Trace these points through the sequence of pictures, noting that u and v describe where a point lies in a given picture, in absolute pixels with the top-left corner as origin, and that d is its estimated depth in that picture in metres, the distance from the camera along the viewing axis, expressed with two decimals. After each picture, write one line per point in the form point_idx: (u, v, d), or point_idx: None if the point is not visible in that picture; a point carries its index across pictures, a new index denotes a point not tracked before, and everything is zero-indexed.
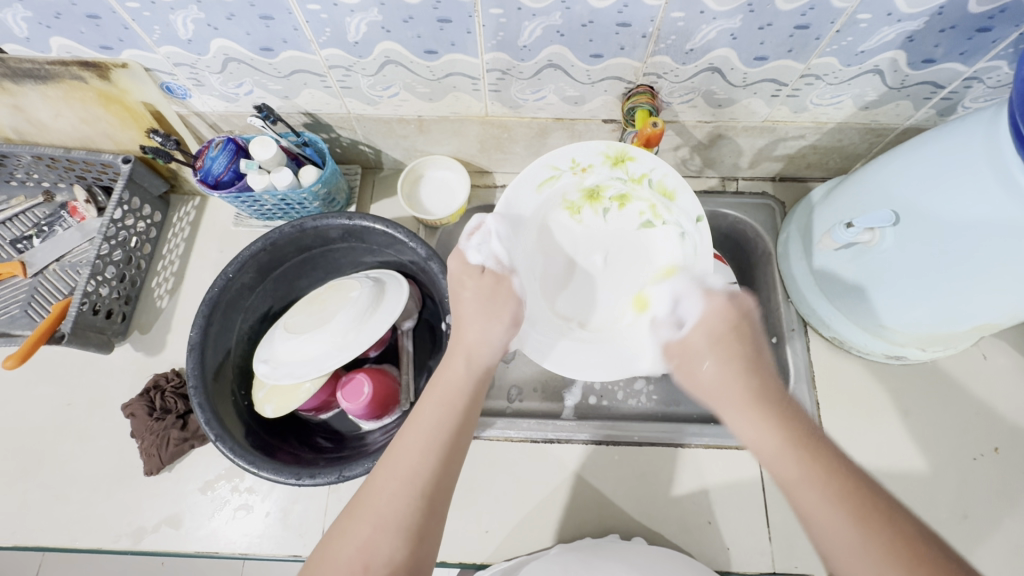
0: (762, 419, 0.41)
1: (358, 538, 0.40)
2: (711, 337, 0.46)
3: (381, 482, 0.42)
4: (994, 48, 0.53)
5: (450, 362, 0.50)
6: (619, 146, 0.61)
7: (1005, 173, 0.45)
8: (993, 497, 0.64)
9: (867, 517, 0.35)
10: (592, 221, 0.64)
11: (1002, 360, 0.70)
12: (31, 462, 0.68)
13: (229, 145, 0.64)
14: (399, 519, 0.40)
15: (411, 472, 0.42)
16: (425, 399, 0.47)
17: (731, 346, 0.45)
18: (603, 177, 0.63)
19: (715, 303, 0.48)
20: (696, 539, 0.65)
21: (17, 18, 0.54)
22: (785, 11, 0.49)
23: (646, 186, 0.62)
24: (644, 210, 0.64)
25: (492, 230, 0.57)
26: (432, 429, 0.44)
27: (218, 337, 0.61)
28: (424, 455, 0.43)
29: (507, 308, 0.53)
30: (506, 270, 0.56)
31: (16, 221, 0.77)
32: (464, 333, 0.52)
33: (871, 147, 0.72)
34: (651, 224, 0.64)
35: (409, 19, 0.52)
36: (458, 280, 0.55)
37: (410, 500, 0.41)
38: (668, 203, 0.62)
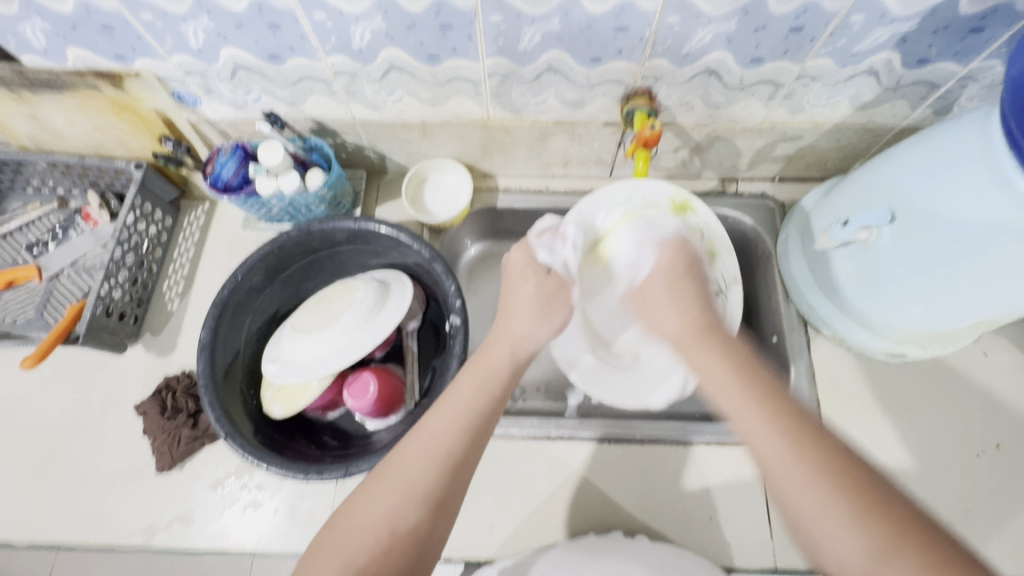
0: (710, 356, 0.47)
1: (385, 504, 0.41)
2: (667, 282, 0.55)
3: (412, 452, 0.43)
4: (987, 48, 0.54)
5: (493, 348, 0.51)
6: (687, 196, 0.68)
7: (1001, 174, 0.46)
8: (996, 493, 0.64)
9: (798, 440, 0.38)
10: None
11: (1004, 357, 0.70)
12: (46, 461, 0.70)
13: (238, 151, 0.67)
14: (427, 490, 0.41)
15: (443, 448, 0.43)
16: (461, 379, 0.48)
17: (685, 287, 0.54)
18: (663, 218, 0.68)
19: (666, 253, 0.59)
20: (698, 535, 0.65)
21: (36, 30, 0.56)
22: (779, 14, 0.50)
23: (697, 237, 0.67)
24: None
25: (565, 236, 0.63)
26: (466, 410, 0.46)
27: (228, 338, 0.63)
28: (459, 435, 0.44)
29: (561, 313, 0.57)
30: (569, 277, 0.60)
31: (32, 226, 0.79)
32: (512, 323, 0.54)
33: (870, 147, 0.73)
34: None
35: (412, 27, 0.54)
36: (523, 273, 0.57)
37: (438, 473, 0.42)
38: (712, 258, 0.66)
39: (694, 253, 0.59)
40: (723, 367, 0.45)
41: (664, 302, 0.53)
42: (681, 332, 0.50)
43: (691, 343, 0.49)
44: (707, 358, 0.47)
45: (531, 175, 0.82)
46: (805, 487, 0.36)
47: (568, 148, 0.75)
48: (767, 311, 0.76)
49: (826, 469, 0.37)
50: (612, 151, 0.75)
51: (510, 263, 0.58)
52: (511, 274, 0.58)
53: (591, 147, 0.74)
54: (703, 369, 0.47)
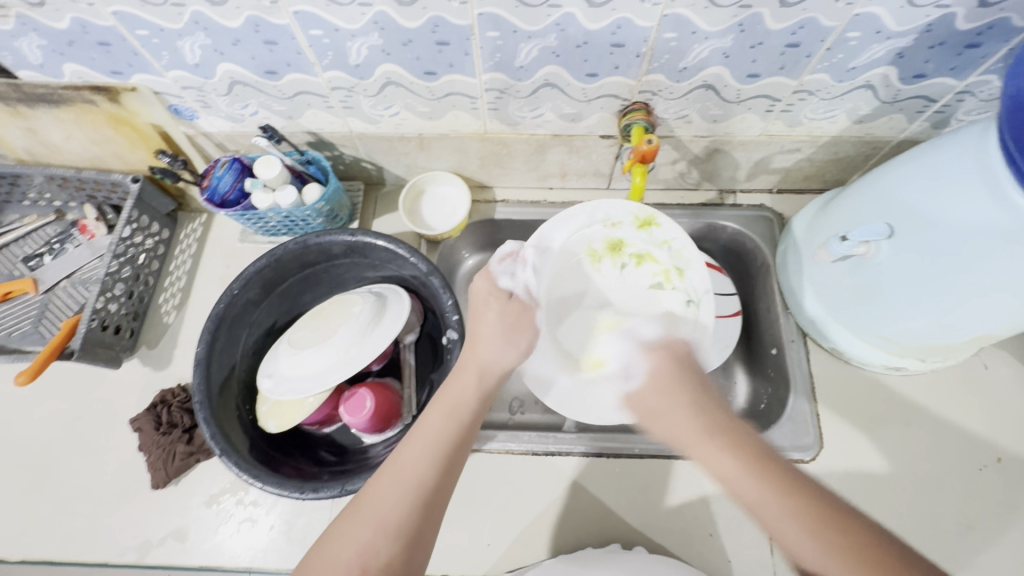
0: (715, 446, 0.44)
1: (358, 542, 0.41)
2: (661, 387, 0.51)
3: (384, 488, 0.43)
4: (984, 63, 0.54)
5: (460, 376, 0.51)
6: (648, 211, 0.68)
7: (999, 190, 0.46)
8: (998, 508, 0.64)
9: (816, 526, 0.38)
10: (609, 271, 0.70)
11: (1004, 370, 0.70)
12: (41, 476, 0.69)
13: (235, 165, 0.66)
14: (400, 522, 0.42)
15: (415, 482, 0.43)
16: (431, 409, 0.49)
17: (679, 391, 0.50)
18: (629, 234, 0.69)
19: (655, 356, 0.56)
20: (698, 551, 0.64)
21: (32, 46, 0.56)
22: (775, 30, 0.50)
23: (666, 252, 0.68)
24: (659, 272, 0.69)
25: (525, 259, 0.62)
26: (436, 438, 0.46)
27: (224, 352, 0.63)
28: (431, 467, 0.44)
29: (524, 336, 0.57)
30: (530, 300, 0.60)
31: (28, 239, 0.79)
32: (478, 348, 0.54)
33: (868, 159, 0.73)
34: (661, 286, 0.68)
35: (409, 43, 0.54)
36: (484, 300, 0.57)
37: (410, 507, 0.42)
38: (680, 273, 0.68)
39: (679, 355, 0.55)
40: (723, 454, 0.44)
41: (659, 421, 0.50)
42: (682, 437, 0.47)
43: (695, 438, 0.46)
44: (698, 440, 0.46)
45: (529, 187, 0.82)
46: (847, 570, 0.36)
47: (566, 160, 0.75)
48: (766, 323, 0.76)
49: (832, 529, 0.38)
50: (609, 163, 0.75)
51: (473, 291, 0.59)
52: (475, 301, 0.58)
53: (588, 160, 0.74)
54: (707, 462, 0.44)
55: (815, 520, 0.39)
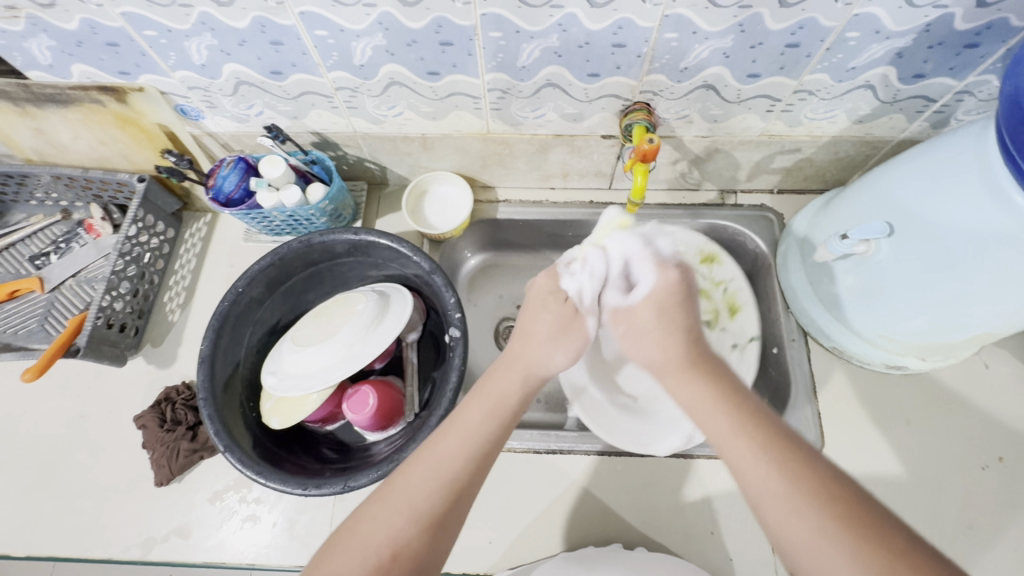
0: (692, 382, 0.46)
1: (390, 525, 0.40)
2: (659, 308, 0.51)
3: (416, 477, 0.43)
4: (982, 63, 0.54)
5: (506, 372, 0.51)
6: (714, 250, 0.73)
7: (997, 188, 0.46)
8: (999, 507, 0.64)
9: (785, 462, 0.38)
10: None
11: (1005, 369, 0.70)
12: (46, 472, 0.70)
13: (240, 164, 0.67)
14: (430, 513, 0.41)
15: (449, 478, 0.43)
16: (471, 402, 0.48)
17: (675, 314, 0.51)
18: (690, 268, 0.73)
19: (664, 277, 0.53)
20: (700, 549, 0.65)
21: (42, 47, 0.57)
22: (775, 30, 0.51)
23: (720, 291, 0.73)
24: (710, 310, 0.73)
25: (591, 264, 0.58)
26: (474, 436, 0.46)
27: (228, 350, 0.63)
28: (466, 461, 0.44)
29: (577, 343, 0.54)
30: (587, 307, 0.56)
31: (35, 238, 0.80)
32: (527, 351, 0.53)
33: (868, 159, 0.73)
34: (712, 324, 0.72)
35: (413, 43, 0.54)
36: (543, 300, 0.56)
37: (442, 497, 0.42)
38: (732, 313, 0.72)
39: (677, 287, 0.52)
40: (698, 385, 0.45)
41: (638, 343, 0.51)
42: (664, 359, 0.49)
43: (674, 371, 0.47)
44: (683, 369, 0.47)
45: (531, 187, 0.82)
46: (810, 506, 0.35)
47: (568, 160, 0.75)
48: (767, 323, 0.76)
49: (803, 471, 0.37)
50: (611, 163, 0.75)
51: (533, 289, 0.58)
52: (534, 299, 0.57)
53: (590, 160, 0.75)
54: (687, 399, 0.45)
55: (787, 460, 0.38)
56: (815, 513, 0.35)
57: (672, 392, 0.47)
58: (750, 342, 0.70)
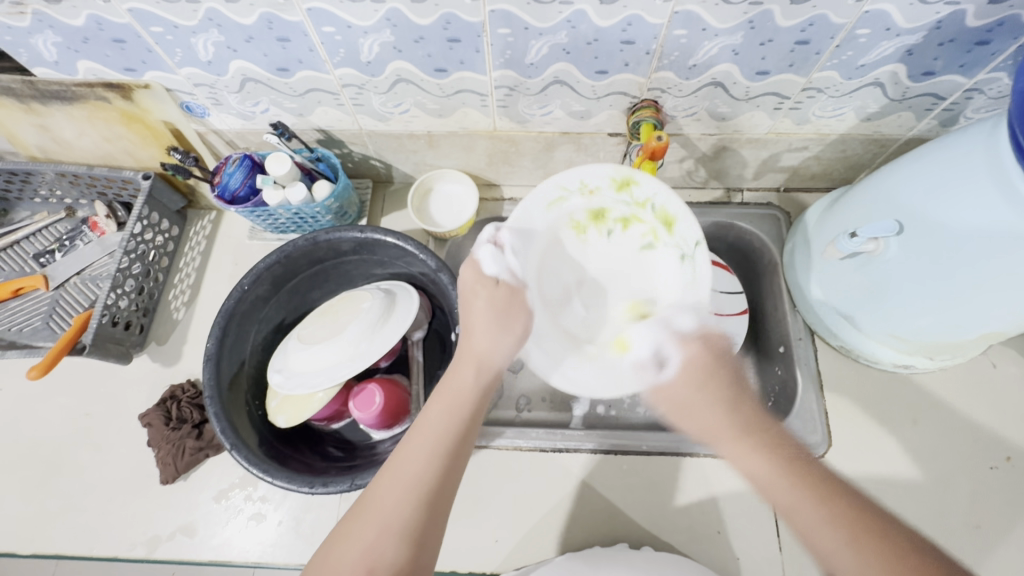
0: (753, 449, 0.42)
1: (362, 541, 0.41)
2: (699, 384, 0.46)
3: (385, 487, 0.43)
4: (993, 60, 0.54)
5: (458, 372, 0.50)
6: (625, 171, 0.62)
7: (1008, 185, 0.46)
8: (1007, 507, 0.64)
9: (859, 536, 0.36)
10: (596, 241, 0.64)
11: (1013, 369, 0.70)
12: (52, 470, 0.70)
13: (246, 162, 0.67)
14: (403, 524, 0.41)
15: (416, 481, 0.43)
16: (431, 406, 0.48)
17: (716, 386, 0.45)
18: (608, 200, 0.63)
19: (690, 348, 0.49)
20: (706, 548, 0.65)
21: (48, 43, 0.57)
22: (785, 27, 0.51)
23: (649, 211, 0.63)
24: (646, 233, 0.64)
25: (506, 243, 0.57)
26: (436, 435, 0.45)
27: (234, 348, 0.63)
28: (431, 465, 0.44)
29: (518, 321, 0.55)
30: (519, 282, 0.56)
31: (39, 236, 0.80)
32: (473, 340, 0.52)
33: (875, 157, 0.73)
34: (652, 247, 0.64)
35: (420, 40, 0.54)
36: (471, 290, 0.54)
37: (415, 507, 0.42)
38: (669, 228, 0.62)
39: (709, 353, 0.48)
40: (757, 456, 0.41)
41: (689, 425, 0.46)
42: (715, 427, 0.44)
43: (733, 439, 0.43)
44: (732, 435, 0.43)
45: (537, 185, 0.82)
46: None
47: (573, 158, 0.75)
48: (774, 321, 0.76)
49: (871, 537, 0.36)
50: (617, 161, 0.75)
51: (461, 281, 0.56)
52: (465, 290, 0.55)
53: (596, 158, 0.75)
54: (746, 465, 0.42)
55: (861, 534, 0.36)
56: None
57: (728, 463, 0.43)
58: (699, 248, 0.61)
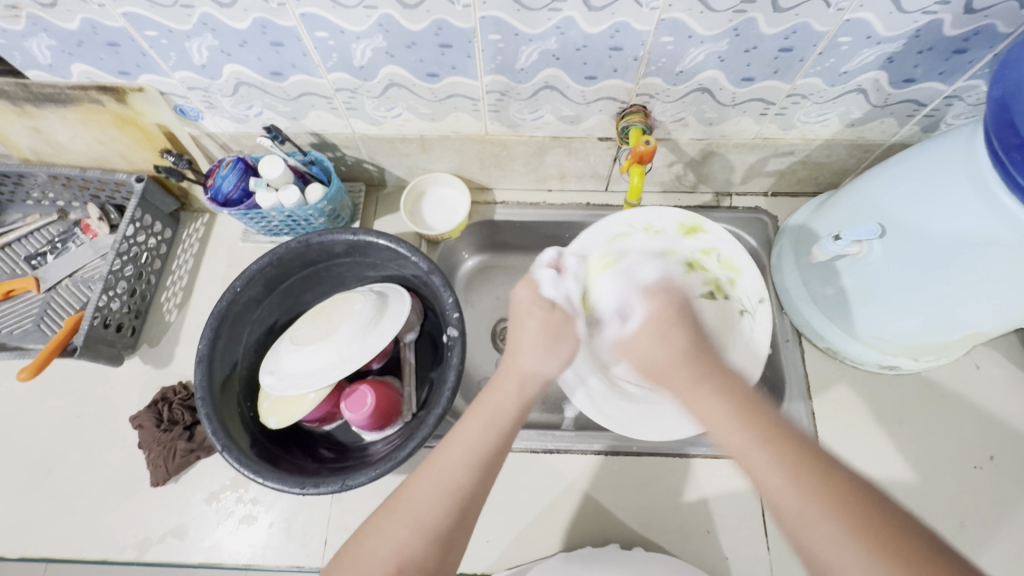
0: (712, 397, 0.44)
1: (395, 538, 0.41)
2: (659, 329, 0.51)
3: (420, 487, 0.43)
4: (971, 68, 0.55)
5: (504, 383, 0.51)
6: (694, 218, 0.69)
7: (987, 189, 0.47)
8: (991, 505, 0.65)
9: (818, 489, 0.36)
10: (652, 280, 0.70)
11: (996, 370, 0.71)
12: (41, 473, 0.69)
13: (239, 164, 0.67)
14: (437, 526, 0.42)
15: (454, 486, 0.43)
16: (471, 413, 0.48)
17: (675, 334, 0.51)
18: (673, 243, 0.70)
19: (653, 304, 0.55)
20: (696, 548, 0.65)
21: (42, 46, 0.57)
22: (769, 35, 0.52)
23: (714, 259, 0.70)
24: (709, 282, 0.69)
25: (569, 268, 0.62)
26: (475, 443, 0.46)
27: (226, 350, 0.63)
28: (468, 471, 0.44)
29: (568, 345, 0.55)
30: (573, 311, 0.58)
31: (31, 238, 0.80)
32: (522, 358, 0.53)
33: (860, 162, 0.74)
34: (715, 295, 0.69)
35: (412, 45, 0.55)
36: (527, 308, 0.56)
37: (447, 508, 0.42)
38: (733, 280, 0.68)
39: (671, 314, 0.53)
40: (715, 403, 0.44)
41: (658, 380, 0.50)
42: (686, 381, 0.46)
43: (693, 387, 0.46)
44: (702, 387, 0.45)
45: (528, 189, 0.83)
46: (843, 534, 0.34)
47: (564, 162, 0.76)
48: None
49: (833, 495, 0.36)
50: (607, 165, 0.76)
51: (515, 298, 0.58)
52: (517, 309, 0.57)
53: (587, 162, 0.76)
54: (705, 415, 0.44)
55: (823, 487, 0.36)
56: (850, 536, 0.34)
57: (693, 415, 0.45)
58: (760, 304, 0.66)
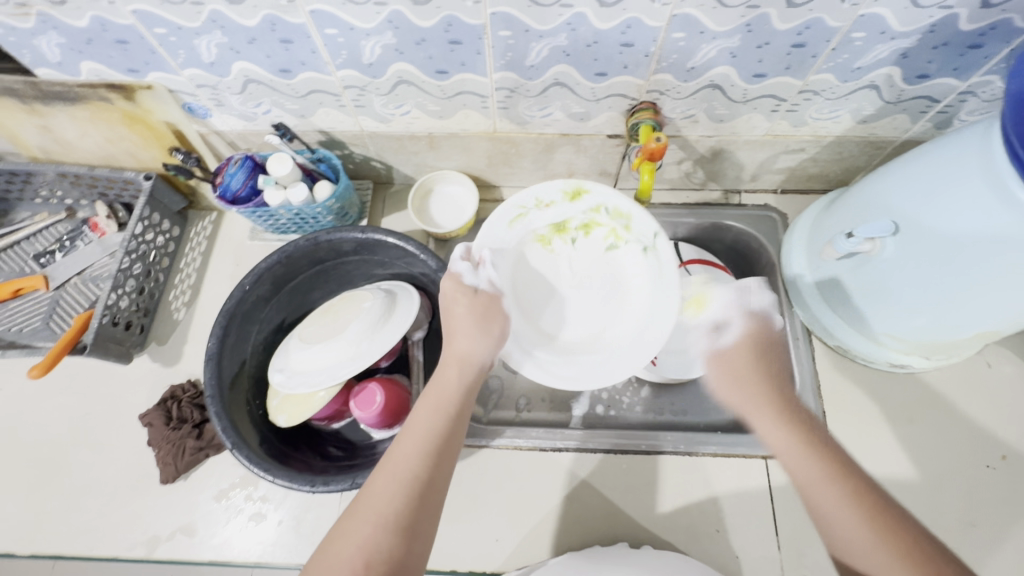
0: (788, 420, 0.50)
1: (359, 534, 0.42)
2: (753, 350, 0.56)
3: (380, 484, 0.45)
4: (986, 64, 0.55)
5: (445, 371, 0.53)
6: (575, 182, 0.64)
7: (1003, 186, 0.46)
8: (1003, 505, 0.64)
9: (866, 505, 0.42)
10: (564, 250, 0.67)
11: (1008, 368, 0.71)
12: (51, 470, 0.70)
13: (247, 163, 0.67)
14: (396, 518, 0.43)
15: (409, 476, 0.45)
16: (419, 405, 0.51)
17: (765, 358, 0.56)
18: (565, 211, 0.65)
19: (753, 325, 0.58)
20: (705, 547, 0.65)
21: (51, 44, 0.57)
22: (782, 30, 0.51)
23: (604, 214, 0.65)
24: (608, 235, 0.66)
25: (484, 257, 0.62)
26: (424, 432, 0.48)
27: (235, 348, 0.63)
28: (422, 461, 0.46)
29: (500, 321, 0.59)
30: (496, 291, 0.61)
31: (39, 236, 0.80)
32: (455, 343, 0.55)
33: (871, 159, 0.74)
34: (616, 247, 0.66)
35: (422, 42, 0.55)
36: (452, 297, 0.58)
37: (405, 499, 0.44)
38: (627, 225, 0.65)
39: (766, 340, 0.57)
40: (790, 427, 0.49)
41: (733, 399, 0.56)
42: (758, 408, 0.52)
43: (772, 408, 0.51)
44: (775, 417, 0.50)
45: (536, 186, 0.83)
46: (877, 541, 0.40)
47: (573, 160, 0.76)
48: None
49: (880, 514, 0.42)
50: (616, 163, 0.76)
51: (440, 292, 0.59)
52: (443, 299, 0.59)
53: (595, 159, 0.75)
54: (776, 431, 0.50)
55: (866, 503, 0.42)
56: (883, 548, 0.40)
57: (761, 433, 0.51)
58: (659, 238, 0.63)
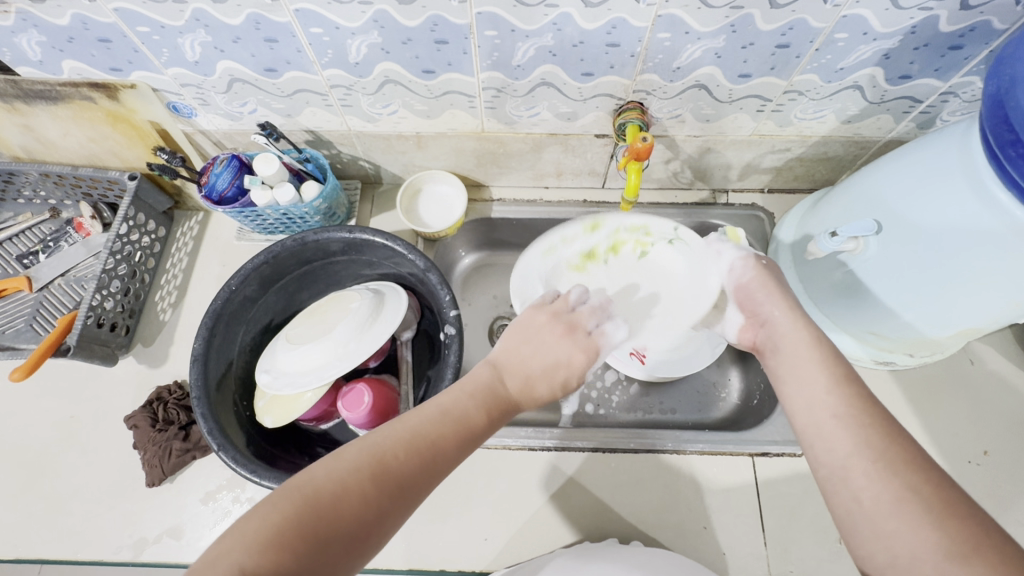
0: (817, 357, 0.45)
1: (349, 473, 0.38)
2: (763, 287, 0.53)
3: (407, 431, 0.42)
4: (966, 65, 0.56)
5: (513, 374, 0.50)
6: (590, 217, 0.69)
7: (981, 187, 0.47)
8: (987, 500, 0.65)
9: (891, 451, 0.38)
10: (600, 273, 0.69)
11: (989, 366, 0.72)
12: (35, 473, 0.69)
13: (233, 162, 0.66)
14: (408, 476, 0.39)
15: (436, 443, 0.42)
16: (472, 389, 0.48)
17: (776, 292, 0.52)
18: (590, 241, 0.70)
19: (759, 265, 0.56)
20: (694, 544, 0.65)
21: (32, 42, 0.56)
22: (766, 31, 0.52)
23: (624, 230, 0.69)
24: (635, 246, 0.70)
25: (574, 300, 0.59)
26: (465, 418, 0.45)
27: (221, 349, 0.62)
28: (453, 436, 0.43)
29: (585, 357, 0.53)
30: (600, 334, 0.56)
31: (22, 237, 0.79)
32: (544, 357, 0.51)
33: (856, 158, 0.74)
34: (646, 252, 0.70)
35: (408, 41, 0.55)
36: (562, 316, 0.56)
37: (421, 461, 0.40)
38: (648, 232, 0.68)
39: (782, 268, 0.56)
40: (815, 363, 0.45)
41: (764, 307, 0.52)
42: (783, 337, 0.49)
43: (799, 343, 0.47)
44: (801, 351, 0.46)
45: (525, 186, 0.83)
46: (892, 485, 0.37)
47: (561, 160, 0.76)
48: None
49: (901, 463, 0.37)
50: (604, 163, 0.76)
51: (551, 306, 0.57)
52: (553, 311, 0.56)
53: (584, 159, 0.75)
54: (796, 365, 0.46)
55: (890, 451, 0.38)
56: (901, 495, 0.36)
57: (783, 371, 0.46)
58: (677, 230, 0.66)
